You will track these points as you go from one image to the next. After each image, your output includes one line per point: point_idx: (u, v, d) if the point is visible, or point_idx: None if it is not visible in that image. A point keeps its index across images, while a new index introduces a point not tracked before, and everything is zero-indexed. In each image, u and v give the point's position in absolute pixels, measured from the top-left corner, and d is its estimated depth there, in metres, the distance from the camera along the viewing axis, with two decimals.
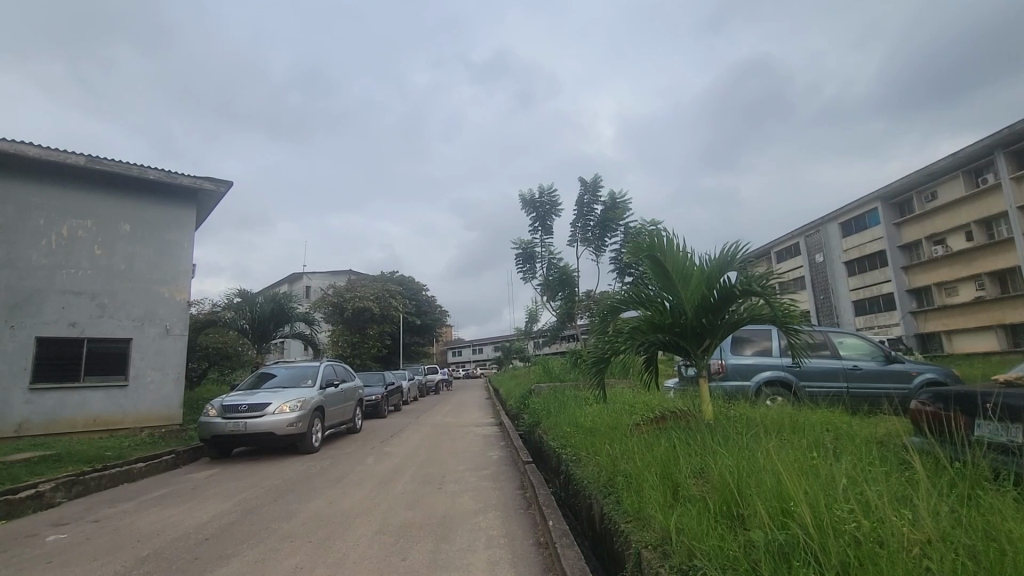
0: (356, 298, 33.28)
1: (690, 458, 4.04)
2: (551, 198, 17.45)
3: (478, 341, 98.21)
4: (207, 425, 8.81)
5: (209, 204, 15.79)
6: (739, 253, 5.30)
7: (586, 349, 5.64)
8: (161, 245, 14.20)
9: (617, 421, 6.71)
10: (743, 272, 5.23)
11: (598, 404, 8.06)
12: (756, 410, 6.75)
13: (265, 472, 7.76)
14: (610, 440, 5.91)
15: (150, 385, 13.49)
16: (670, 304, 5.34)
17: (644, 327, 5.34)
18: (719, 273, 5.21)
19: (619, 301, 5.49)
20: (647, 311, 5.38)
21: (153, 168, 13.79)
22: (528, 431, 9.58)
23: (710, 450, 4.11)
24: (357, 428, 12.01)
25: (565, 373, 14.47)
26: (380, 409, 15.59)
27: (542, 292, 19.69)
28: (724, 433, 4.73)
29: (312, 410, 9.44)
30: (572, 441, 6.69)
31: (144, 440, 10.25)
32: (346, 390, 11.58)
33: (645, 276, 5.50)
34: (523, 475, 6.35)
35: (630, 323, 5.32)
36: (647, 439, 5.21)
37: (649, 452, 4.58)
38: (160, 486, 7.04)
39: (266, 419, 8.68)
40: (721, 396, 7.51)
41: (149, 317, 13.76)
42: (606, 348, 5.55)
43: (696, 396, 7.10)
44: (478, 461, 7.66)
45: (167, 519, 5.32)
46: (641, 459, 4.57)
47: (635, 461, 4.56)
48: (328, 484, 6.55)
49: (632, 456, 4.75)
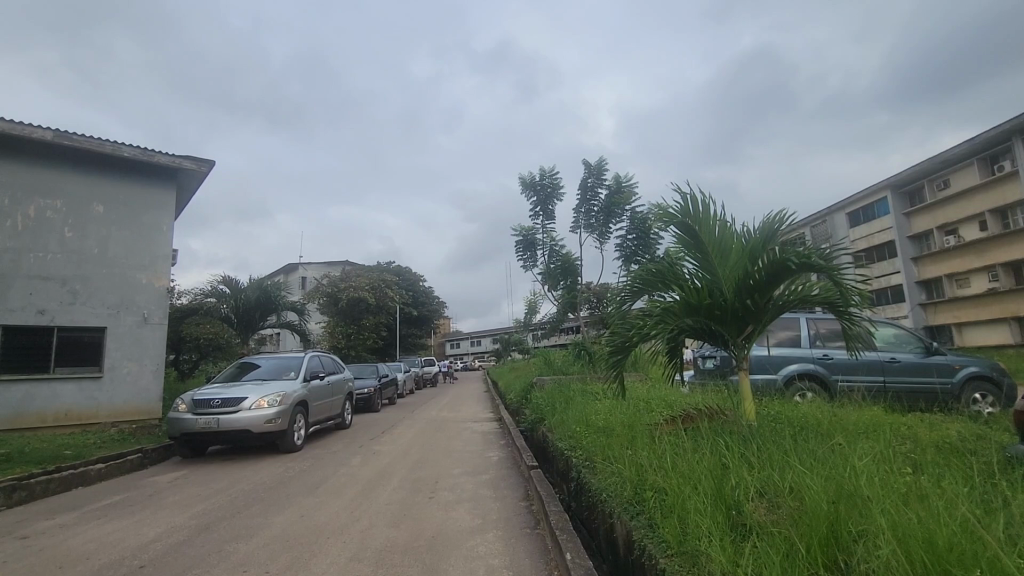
0: (351, 288, 32.36)
1: (743, 470, 3.26)
2: (552, 181, 16.52)
3: (476, 334, 97.45)
4: (176, 421, 7.96)
5: (192, 185, 14.89)
6: (788, 223, 4.44)
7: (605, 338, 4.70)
8: (138, 227, 13.31)
9: (633, 420, 5.89)
10: (791, 243, 4.37)
11: (611, 401, 7.25)
12: (792, 408, 5.94)
13: (238, 475, 6.92)
14: (629, 443, 5.10)
15: (127, 376, 12.64)
16: (706, 282, 4.47)
17: (676, 310, 4.41)
18: (765, 245, 4.33)
19: (645, 280, 4.57)
20: (679, 291, 4.46)
21: (128, 144, 12.87)
22: (531, 429, 8.74)
23: (766, 461, 3.33)
24: (346, 423, 11.18)
25: (568, 365, 13.65)
26: (373, 403, 14.77)
27: (543, 281, 18.81)
28: (771, 437, 3.95)
29: (293, 405, 8.59)
30: (583, 443, 5.89)
31: (112, 437, 9.40)
32: (333, 383, 10.74)
33: (676, 252, 4.67)
34: (528, 483, 5.52)
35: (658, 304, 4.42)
36: (674, 443, 4.41)
37: (684, 461, 3.79)
38: (116, 492, 6.21)
39: (241, 416, 7.84)
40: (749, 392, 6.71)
41: (126, 304, 12.89)
42: (627, 336, 4.65)
43: (723, 394, 6.30)
44: (476, 463, 6.83)
45: (107, 536, 4.49)
46: (675, 470, 3.78)
47: (667, 472, 3.76)
48: (305, 491, 5.72)
49: (662, 465, 3.94)
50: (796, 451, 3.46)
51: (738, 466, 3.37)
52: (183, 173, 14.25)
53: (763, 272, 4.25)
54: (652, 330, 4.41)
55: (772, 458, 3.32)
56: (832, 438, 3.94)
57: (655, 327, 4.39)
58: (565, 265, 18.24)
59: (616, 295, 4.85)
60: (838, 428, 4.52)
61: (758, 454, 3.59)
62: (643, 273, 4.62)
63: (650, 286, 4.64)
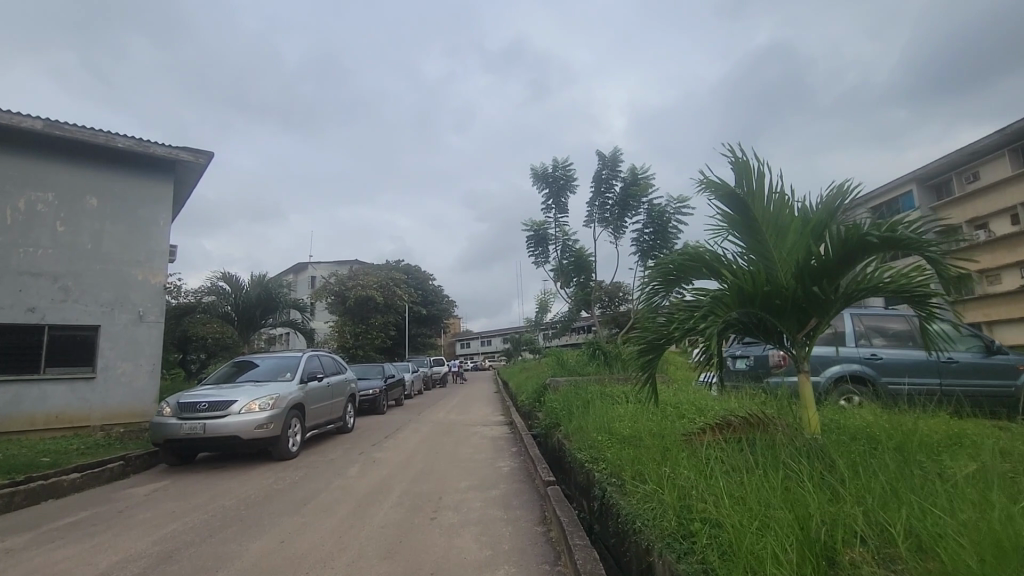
0: (359, 286, 31.83)
1: (831, 504, 2.50)
2: (565, 172, 15.79)
3: (486, 334, 96.82)
4: (159, 427, 7.33)
5: (192, 178, 14.37)
6: (853, 196, 3.74)
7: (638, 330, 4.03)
8: (133, 221, 12.79)
9: (663, 430, 5.19)
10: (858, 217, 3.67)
11: (636, 406, 6.55)
12: (844, 414, 5.24)
13: (223, 486, 6.29)
14: (663, 457, 4.37)
15: (122, 377, 12.11)
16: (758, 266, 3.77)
17: (728, 300, 3.60)
18: (829, 220, 3.62)
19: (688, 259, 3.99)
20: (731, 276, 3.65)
21: (122, 135, 12.36)
22: (546, 435, 8.03)
23: (859, 488, 2.57)
24: (348, 427, 10.55)
25: (582, 365, 12.91)
26: (379, 405, 14.13)
27: (555, 278, 18.09)
28: (850, 458, 3.20)
29: (287, 408, 7.93)
30: (606, 454, 5.19)
31: (98, 442, 8.84)
32: (334, 385, 10.06)
33: (720, 234, 4.05)
34: (544, 503, 4.81)
35: (702, 295, 3.66)
36: (723, 462, 3.68)
37: (744, 488, 3.04)
38: (85, 507, 5.61)
39: (229, 421, 7.20)
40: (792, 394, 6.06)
41: (120, 301, 12.37)
42: (661, 331, 3.99)
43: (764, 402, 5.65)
44: (485, 475, 6.13)
45: (53, 566, 3.86)
46: (730, 497, 3.05)
47: (722, 501, 3.02)
48: (290, 508, 5.06)
49: (712, 492, 3.20)
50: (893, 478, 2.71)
51: (819, 496, 2.63)
52: (181, 165, 13.72)
53: (830, 252, 3.47)
54: (706, 330, 3.56)
55: (867, 485, 2.58)
56: (923, 459, 3.19)
57: (708, 327, 3.52)
58: (578, 261, 17.47)
59: (649, 285, 4.24)
60: (918, 444, 3.76)
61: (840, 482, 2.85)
62: (681, 258, 4.02)
63: (690, 272, 4.06)
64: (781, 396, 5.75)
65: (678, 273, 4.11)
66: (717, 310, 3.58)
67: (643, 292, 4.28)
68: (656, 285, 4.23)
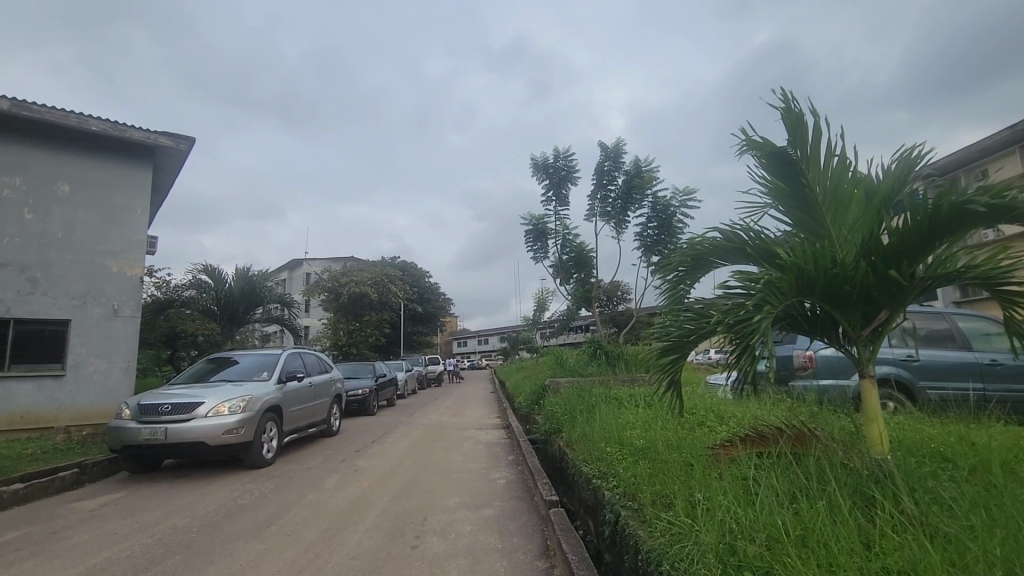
0: (353, 283, 31.05)
1: None
2: (567, 162, 15.07)
3: (483, 332, 96.09)
4: (117, 431, 6.59)
5: (173, 165, 13.60)
6: (923, 161, 3.10)
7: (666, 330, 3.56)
8: (108, 210, 12.03)
9: (685, 442, 4.60)
10: (929, 187, 3.03)
11: (647, 414, 5.92)
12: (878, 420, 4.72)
13: (183, 499, 5.57)
14: (689, 478, 3.72)
15: (94, 375, 11.37)
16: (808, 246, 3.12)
17: (783, 287, 2.85)
18: (895, 192, 3.00)
19: (721, 245, 3.48)
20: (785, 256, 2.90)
21: (97, 117, 11.60)
22: (546, 442, 7.33)
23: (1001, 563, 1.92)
24: (331, 430, 9.84)
25: (583, 365, 12.21)
26: (369, 406, 13.40)
27: (555, 274, 17.38)
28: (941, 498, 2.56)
29: (261, 411, 7.19)
30: (617, 468, 4.55)
31: (58, 446, 8.11)
32: (317, 385, 9.35)
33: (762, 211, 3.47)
34: (545, 528, 4.17)
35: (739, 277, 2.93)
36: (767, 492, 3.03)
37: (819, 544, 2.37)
38: (19, 525, 4.89)
39: (194, 425, 6.47)
40: (821, 401, 5.51)
41: (93, 294, 11.62)
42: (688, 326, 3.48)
43: (795, 411, 5.08)
44: (478, 490, 5.43)
45: None
46: (797, 552, 2.38)
47: (789, 556, 2.34)
48: (250, 531, 4.35)
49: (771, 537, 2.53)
50: (1019, 540, 2.07)
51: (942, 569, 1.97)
52: (161, 152, 12.95)
53: (905, 226, 2.75)
54: (756, 323, 2.75)
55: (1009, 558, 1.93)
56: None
57: (757, 317, 2.72)
58: (578, 257, 16.75)
59: (676, 274, 3.79)
60: (995, 468, 3.16)
61: (942, 543, 2.21)
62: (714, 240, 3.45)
63: (722, 255, 3.53)
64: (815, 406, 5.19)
65: (712, 257, 3.58)
66: (766, 295, 2.81)
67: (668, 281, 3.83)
68: (685, 273, 3.77)
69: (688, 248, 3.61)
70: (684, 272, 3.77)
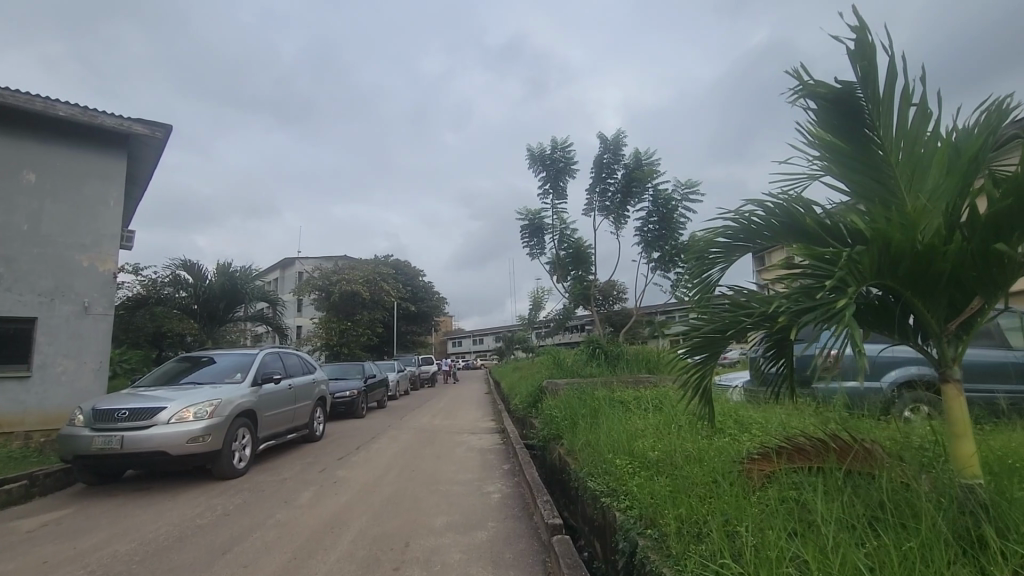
0: (344, 281, 30.32)
1: None
2: (564, 154, 14.47)
3: (478, 332, 95.47)
4: (68, 440, 5.92)
5: (149, 156, 12.94)
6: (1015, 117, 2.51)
7: (700, 324, 3.01)
8: (78, 201, 11.35)
9: (707, 455, 4.07)
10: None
11: (659, 421, 5.40)
12: (908, 426, 4.32)
13: (136, 518, 4.93)
14: (722, 501, 3.14)
15: (62, 376, 10.66)
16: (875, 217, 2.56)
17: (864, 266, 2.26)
18: (985, 153, 2.42)
19: (762, 221, 2.93)
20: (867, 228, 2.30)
21: (64, 102, 10.92)
22: (545, 449, 6.72)
23: None
24: (315, 435, 9.21)
25: (581, 365, 11.61)
26: (357, 408, 12.76)
27: (552, 271, 16.79)
28: None
29: (232, 416, 6.52)
30: (630, 483, 3.98)
31: (12, 455, 7.41)
32: (299, 387, 8.71)
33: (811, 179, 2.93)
34: (548, 558, 3.57)
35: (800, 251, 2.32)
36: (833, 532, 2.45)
37: None
38: None
39: (154, 432, 5.80)
40: (842, 407, 5.11)
41: (62, 291, 10.92)
42: (719, 320, 2.94)
43: (816, 419, 4.67)
44: (470, 507, 4.83)
45: None
46: None
47: None
48: (201, 561, 3.72)
49: None
50: None
51: None
52: (135, 140, 12.29)
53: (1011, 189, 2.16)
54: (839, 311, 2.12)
55: None
56: None
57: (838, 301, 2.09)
58: (576, 253, 16.15)
59: (707, 260, 3.25)
60: None
61: None
62: (756, 217, 2.91)
63: (761, 238, 2.99)
64: (839, 415, 4.77)
65: (750, 241, 3.04)
66: (843, 273, 2.20)
67: (695, 268, 3.31)
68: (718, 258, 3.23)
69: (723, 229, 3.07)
70: (715, 258, 3.24)
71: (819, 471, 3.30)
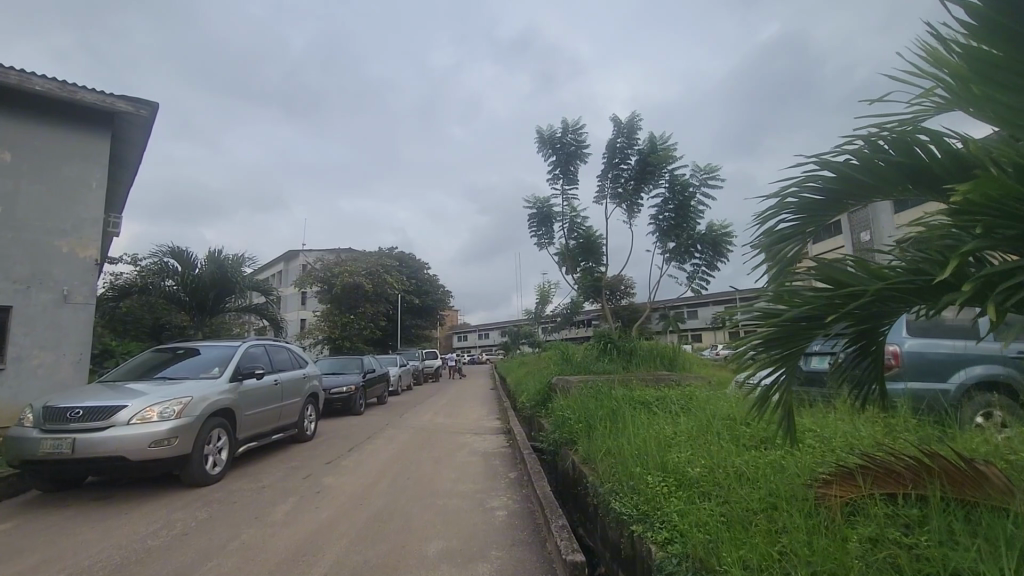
0: (347, 273, 29.62)
1: None
2: (576, 136, 13.62)
3: (483, 327, 94.90)
4: (16, 443, 5.22)
5: (136, 136, 12.29)
6: None
7: (784, 312, 2.19)
8: (58, 183, 10.69)
9: (757, 473, 3.33)
10: None
11: (689, 427, 4.64)
12: (1001, 440, 3.54)
13: (79, 537, 4.22)
14: (802, 543, 2.42)
15: (39, 369, 10.00)
16: None
17: None
18: None
19: (857, 169, 2.15)
20: None
21: (40, 75, 10.25)
22: (557, 456, 5.98)
23: None
24: (305, 435, 8.50)
25: (592, 361, 10.83)
26: (355, 404, 12.04)
27: (561, 261, 15.98)
28: None
29: (204, 416, 5.77)
30: (663, 506, 3.22)
31: None
32: (287, 383, 7.98)
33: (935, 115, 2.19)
34: None
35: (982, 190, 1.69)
36: None
37: None
38: None
39: (110, 436, 5.08)
40: (909, 413, 4.31)
41: (39, 278, 10.26)
42: (804, 301, 2.16)
43: (882, 431, 3.90)
44: (469, 530, 4.08)
45: None
46: None
47: None
48: None
49: None
50: None
51: None
52: (120, 118, 11.62)
53: None
54: None
55: None
56: None
57: None
58: (586, 243, 15.34)
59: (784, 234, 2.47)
60: None
61: None
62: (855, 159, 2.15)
63: (864, 195, 2.22)
64: (907, 424, 3.99)
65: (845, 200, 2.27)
66: None
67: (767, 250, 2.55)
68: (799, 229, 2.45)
69: (807, 184, 2.30)
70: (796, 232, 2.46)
71: (917, 502, 2.60)
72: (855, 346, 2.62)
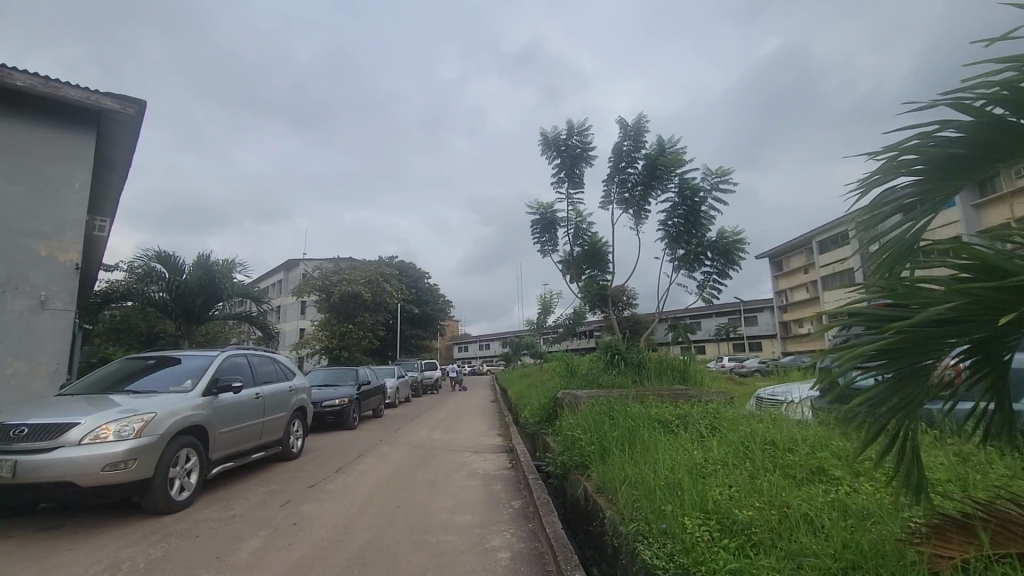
0: (345, 281, 28.99)
1: None
2: (582, 138, 13.06)
3: (484, 338, 94.12)
4: None
5: (124, 137, 11.76)
6: None
7: (911, 320, 1.59)
8: (39, 183, 10.12)
9: (830, 525, 2.69)
10: None
11: (724, 455, 3.99)
12: None
13: None
14: None
15: (11, 380, 9.35)
16: None
17: None
18: None
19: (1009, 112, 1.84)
20: None
21: (21, 70, 9.69)
22: (566, 481, 5.32)
23: None
24: (291, 453, 7.84)
25: (599, 374, 10.22)
26: (348, 419, 11.39)
27: (565, 269, 15.38)
28: None
29: (169, 435, 5.13)
30: (713, 559, 2.58)
31: None
32: (271, 396, 7.35)
33: None
34: None
35: None
36: None
37: None
38: None
39: (59, 457, 4.45)
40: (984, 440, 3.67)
41: (14, 283, 9.64)
42: (933, 298, 1.60)
43: (964, 471, 3.22)
44: None
45: None
46: None
47: None
48: None
49: None
50: None
51: None
52: (107, 117, 11.09)
53: None
54: None
55: None
56: None
57: None
58: (591, 250, 14.75)
59: (900, 202, 2.16)
60: None
61: None
62: (1000, 104, 1.85)
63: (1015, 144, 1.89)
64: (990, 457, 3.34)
65: (983, 161, 1.96)
66: None
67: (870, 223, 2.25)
68: (921, 196, 2.12)
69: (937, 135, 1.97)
70: (911, 204, 2.16)
71: None
72: (976, 370, 2.01)
